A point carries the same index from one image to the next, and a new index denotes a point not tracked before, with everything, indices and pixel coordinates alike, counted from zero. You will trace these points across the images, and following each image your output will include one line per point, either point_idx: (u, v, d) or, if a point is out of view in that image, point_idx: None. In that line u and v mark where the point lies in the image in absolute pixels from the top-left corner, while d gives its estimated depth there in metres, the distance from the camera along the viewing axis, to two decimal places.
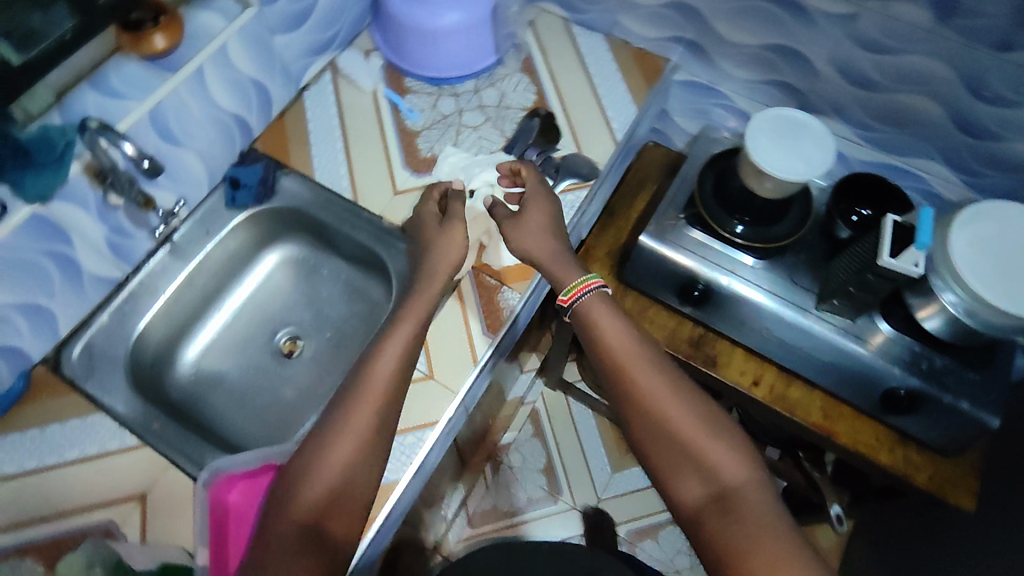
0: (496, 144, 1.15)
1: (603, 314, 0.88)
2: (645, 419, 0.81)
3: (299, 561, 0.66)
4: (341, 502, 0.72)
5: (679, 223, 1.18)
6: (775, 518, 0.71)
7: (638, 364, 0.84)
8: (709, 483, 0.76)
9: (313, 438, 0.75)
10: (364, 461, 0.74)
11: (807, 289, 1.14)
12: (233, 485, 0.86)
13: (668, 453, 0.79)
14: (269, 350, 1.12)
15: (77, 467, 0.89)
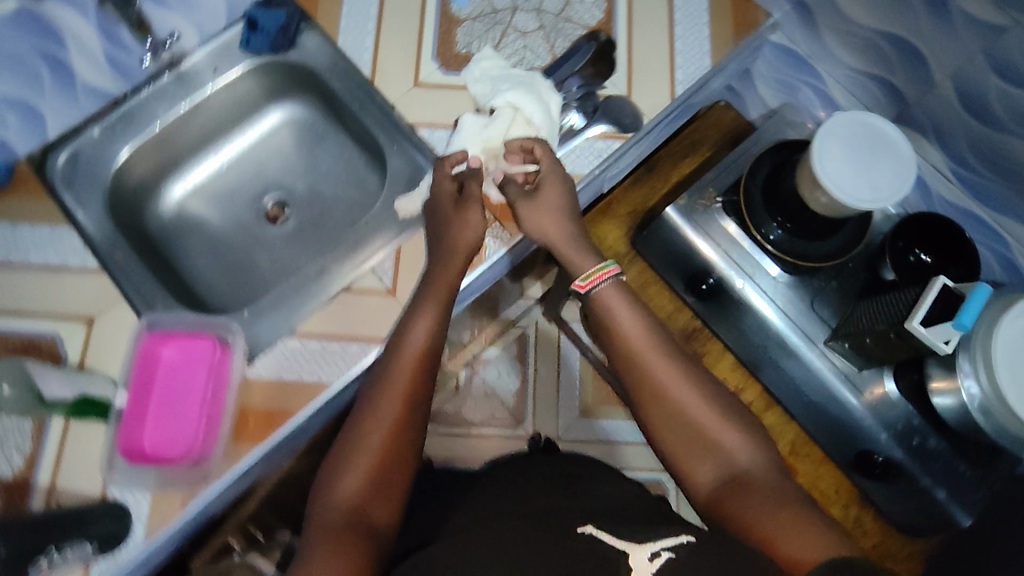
0: (541, 59, 1.04)
1: (618, 301, 0.83)
2: (662, 410, 0.79)
3: (349, 542, 0.65)
4: (380, 496, 0.71)
5: (713, 206, 1.09)
6: (786, 492, 0.72)
7: (653, 352, 0.80)
8: (723, 468, 0.75)
9: (344, 439, 0.74)
10: (397, 447, 0.74)
11: (822, 321, 1.06)
12: (167, 341, 0.90)
13: (682, 439, 0.78)
14: (254, 209, 1.11)
15: (35, 274, 0.91)
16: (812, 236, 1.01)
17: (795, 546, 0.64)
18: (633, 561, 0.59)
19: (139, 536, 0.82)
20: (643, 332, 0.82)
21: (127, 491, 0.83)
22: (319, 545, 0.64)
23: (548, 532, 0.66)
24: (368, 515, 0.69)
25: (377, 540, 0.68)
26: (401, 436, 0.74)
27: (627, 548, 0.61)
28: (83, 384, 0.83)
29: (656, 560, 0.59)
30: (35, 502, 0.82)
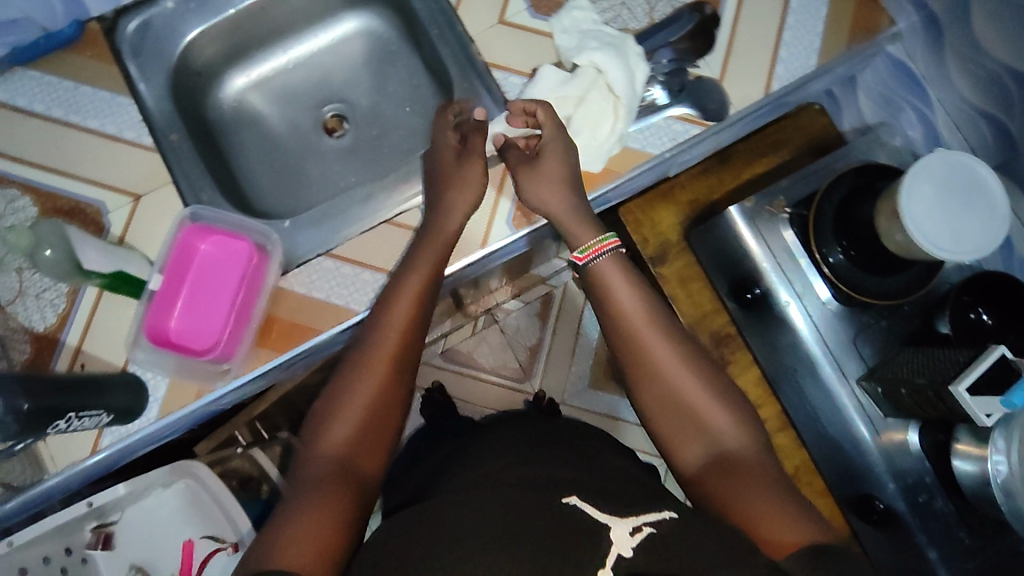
0: (637, 21, 0.97)
1: (617, 277, 0.80)
2: (655, 389, 0.76)
3: (335, 492, 0.65)
4: (368, 445, 0.71)
5: (779, 215, 1.05)
6: (772, 474, 0.71)
7: (650, 332, 0.77)
8: (712, 447, 0.73)
9: (329, 389, 0.74)
10: (385, 401, 0.73)
11: (860, 358, 1.02)
12: (206, 236, 0.90)
13: (672, 418, 0.76)
14: (313, 117, 1.10)
15: (91, 139, 0.92)
16: (877, 270, 0.97)
17: (776, 532, 0.64)
18: (613, 535, 0.57)
19: (152, 414, 0.86)
20: (642, 311, 0.78)
21: (147, 369, 0.86)
22: (305, 495, 0.65)
23: (528, 493, 0.65)
24: (355, 467, 0.69)
25: (362, 493, 0.68)
26: (389, 388, 0.74)
27: (609, 522, 0.59)
28: (120, 259, 0.84)
29: (637, 535, 0.58)
30: (58, 363, 0.86)
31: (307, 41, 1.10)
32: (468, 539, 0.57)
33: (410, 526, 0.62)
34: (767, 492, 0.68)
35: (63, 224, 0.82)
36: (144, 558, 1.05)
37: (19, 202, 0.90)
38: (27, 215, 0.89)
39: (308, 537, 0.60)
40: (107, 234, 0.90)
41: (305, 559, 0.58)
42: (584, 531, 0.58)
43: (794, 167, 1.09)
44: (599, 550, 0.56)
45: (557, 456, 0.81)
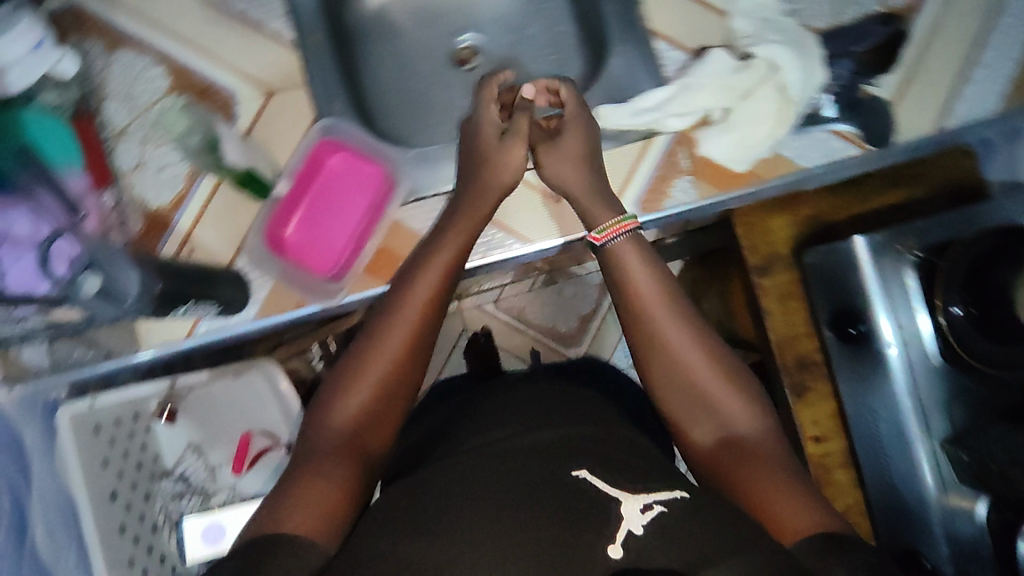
0: (822, 19, 0.91)
1: (634, 259, 0.78)
2: (666, 372, 0.76)
3: (336, 467, 0.68)
4: (374, 423, 0.73)
5: (906, 257, 1.00)
6: (785, 458, 0.72)
7: (662, 314, 0.76)
8: (721, 429, 0.74)
9: (342, 366, 0.75)
10: (400, 376, 0.74)
11: (948, 419, 0.99)
12: (336, 151, 0.91)
13: (681, 401, 0.76)
14: (450, 45, 1.05)
15: (233, 24, 0.89)
16: (994, 335, 0.90)
17: (787, 515, 0.65)
18: (623, 511, 0.61)
19: (251, 314, 0.88)
20: (655, 291, 0.78)
21: (254, 270, 0.88)
22: (313, 464, 0.68)
23: (535, 470, 0.67)
24: (364, 438, 0.72)
25: (368, 463, 0.71)
26: (406, 363, 0.74)
27: (620, 497, 0.62)
28: (255, 158, 0.88)
29: (648, 513, 0.60)
30: (165, 246, 0.86)
31: None
32: (475, 523, 0.60)
33: (411, 502, 0.64)
34: (775, 474, 0.69)
35: (212, 120, 0.88)
36: (201, 439, 1.10)
37: (150, 71, 0.89)
38: (158, 87, 0.88)
39: (314, 506, 0.63)
40: (234, 124, 0.89)
41: (312, 526, 0.62)
42: (593, 510, 0.61)
43: (927, 208, 1.06)
44: (609, 528, 0.59)
45: (573, 410, 0.81)
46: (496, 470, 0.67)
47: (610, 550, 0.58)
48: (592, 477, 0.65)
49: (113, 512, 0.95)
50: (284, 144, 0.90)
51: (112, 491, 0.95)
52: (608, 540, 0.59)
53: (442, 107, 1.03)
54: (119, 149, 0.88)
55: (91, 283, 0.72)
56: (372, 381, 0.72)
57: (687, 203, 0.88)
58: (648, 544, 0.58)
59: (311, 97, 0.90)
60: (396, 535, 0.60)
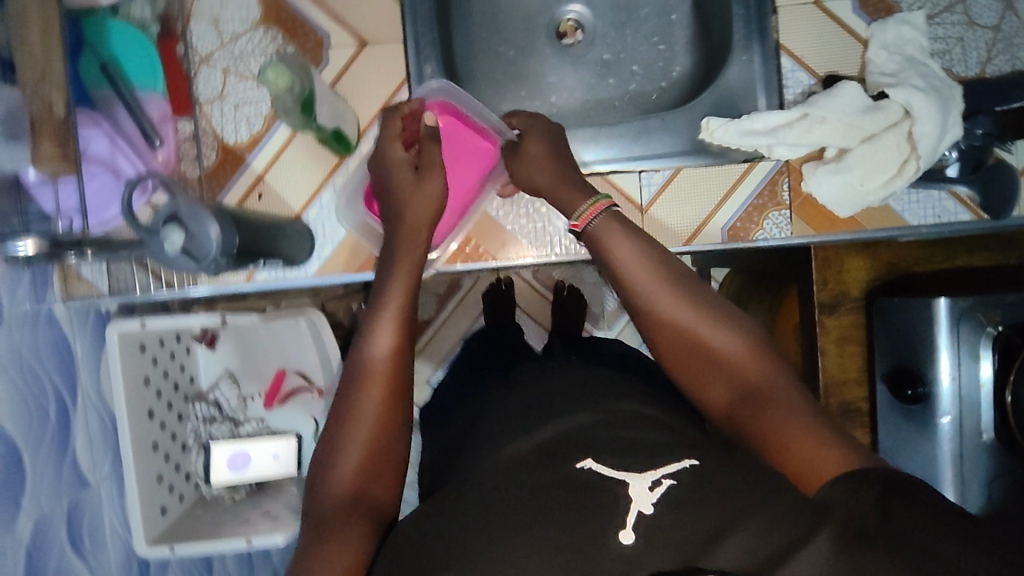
0: None
1: (615, 232, 0.74)
2: (665, 340, 0.69)
3: (348, 531, 0.60)
4: (377, 474, 0.66)
5: (987, 331, 0.90)
6: (806, 395, 0.64)
7: (652, 280, 0.71)
8: (733, 380, 0.66)
9: (330, 425, 0.68)
10: (396, 404, 0.68)
11: (985, 493, 0.94)
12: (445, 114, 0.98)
13: (689, 365, 0.68)
14: (553, 18, 1.02)
15: None
16: None
17: (813, 459, 0.57)
18: (632, 492, 0.55)
19: (312, 270, 0.94)
20: (641, 262, 0.72)
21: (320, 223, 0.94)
22: (324, 537, 0.60)
23: (536, 477, 0.61)
24: (369, 492, 0.65)
25: (378, 513, 0.64)
26: (392, 388, 0.69)
27: (628, 479, 0.57)
28: (340, 114, 0.90)
29: (658, 490, 0.55)
30: (233, 189, 0.93)
31: None
32: (485, 539, 0.54)
33: (434, 534, 0.57)
34: (795, 413, 0.61)
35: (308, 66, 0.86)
36: (236, 368, 1.12)
37: (244, 1, 0.94)
38: (249, 18, 0.94)
39: (329, 571, 0.56)
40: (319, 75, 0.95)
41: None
42: (602, 497, 0.56)
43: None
44: (618, 515, 0.54)
45: (576, 405, 0.76)
46: (496, 487, 0.60)
47: (623, 536, 0.52)
48: (601, 467, 0.59)
49: (149, 428, 0.95)
50: (370, 99, 0.95)
51: (150, 409, 0.96)
52: (619, 526, 0.53)
53: (534, 79, 1.03)
54: (201, 74, 0.93)
55: (175, 237, 0.65)
56: (363, 437, 0.66)
57: (777, 235, 1.02)
58: (664, 522, 0.52)
59: (406, 57, 0.95)
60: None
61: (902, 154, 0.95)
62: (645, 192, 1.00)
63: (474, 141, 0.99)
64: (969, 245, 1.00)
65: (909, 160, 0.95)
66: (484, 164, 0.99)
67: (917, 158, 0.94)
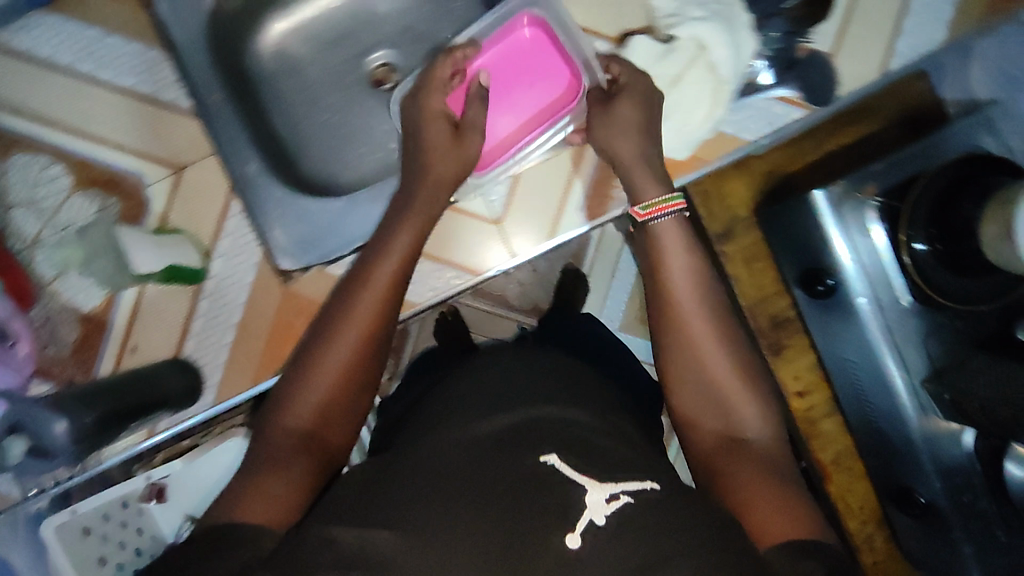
0: None
1: (673, 239, 0.76)
2: (682, 355, 0.71)
3: (284, 473, 0.60)
4: (336, 421, 0.66)
5: (869, 201, 0.96)
6: (785, 474, 0.67)
7: (691, 307, 0.72)
8: (728, 430, 0.69)
9: (295, 373, 0.68)
10: (361, 369, 0.66)
11: (926, 356, 0.98)
12: (535, 27, 0.94)
13: (695, 395, 0.70)
14: (362, 67, 0.97)
15: (124, 101, 0.83)
16: (958, 270, 0.91)
17: (772, 524, 0.60)
18: (588, 498, 0.53)
19: (208, 400, 0.85)
20: (690, 280, 0.74)
21: (201, 356, 0.84)
22: (269, 457, 0.62)
23: (502, 457, 0.58)
24: (324, 432, 0.65)
25: (329, 454, 0.64)
26: (358, 369, 0.66)
27: (585, 483, 0.54)
28: (167, 250, 0.79)
29: (614, 503, 0.53)
30: (105, 359, 0.84)
31: None
32: (437, 504, 0.53)
33: (371, 493, 0.57)
34: (769, 486, 0.64)
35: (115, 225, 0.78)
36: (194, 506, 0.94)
37: (49, 169, 0.83)
38: (61, 185, 0.83)
39: (262, 496, 0.58)
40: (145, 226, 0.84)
41: (262, 514, 0.57)
42: (550, 495, 0.54)
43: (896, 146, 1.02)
44: (569, 516, 0.52)
45: (560, 381, 0.73)
46: (460, 460, 0.58)
47: (570, 540, 0.51)
48: (563, 464, 0.56)
49: None
50: (205, 217, 0.84)
51: (100, 558, 0.89)
52: (564, 530, 0.51)
53: (367, 132, 0.97)
54: (37, 258, 0.82)
55: (17, 446, 0.70)
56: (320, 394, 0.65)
57: (634, 196, 1.05)
58: (615, 536, 0.51)
59: (223, 166, 0.84)
60: (354, 522, 0.53)
61: (710, 83, 0.98)
62: (493, 207, 1.04)
63: (559, 68, 0.95)
64: (848, 125, 1.05)
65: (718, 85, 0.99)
66: (561, 99, 0.95)
67: (722, 81, 0.98)
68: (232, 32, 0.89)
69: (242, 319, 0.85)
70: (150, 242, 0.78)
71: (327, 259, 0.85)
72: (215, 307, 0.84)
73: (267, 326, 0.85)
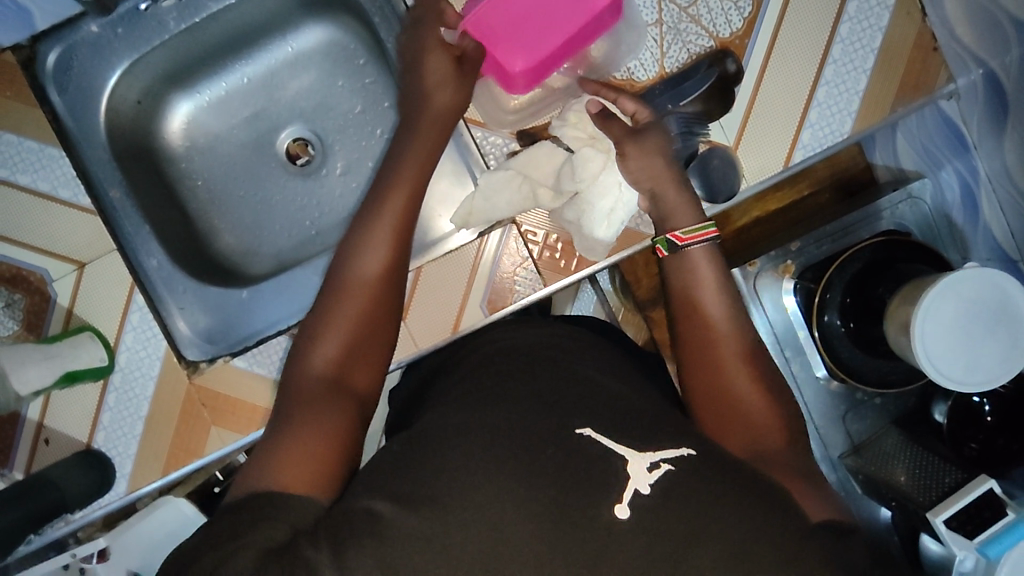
0: (645, 71, 0.83)
1: (705, 269, 0.72)
2: (706, 364, 0.69)
3: (326, 414, 0.59)
4: (360, 358, 0.65)
5: (787, 278, 0.97)
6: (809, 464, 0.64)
7: (723, 323, 0.70)
8: (757, 432, 0.65)
9: (301, 334, 0.67)
10: (378, 322, 0.66)
11: (846, 433, 0.99)
12: None
13: (723, 403, 0.67)
14: (277, 144, 0.98)
15: (26, 198, 0.84)
16: (869, 351, 0.92)
17: (816, 504, 0.59)
18: (629, 469, 0.52)
19: (122, 489, 0.86)
20: (721, 304, 0.71)
21: (113, 446, 0.85)
22: (299, 410, 0.60)
23: (544, 412, 0.58)
24: (350, 380, 0.64)
25: (360, 402, 0.63)
26: (379, 293, 0.67)
27: (625, 455, 0.53)
28: (60, 359, 0.79)
29: (655, 472, 0.53)
30: (19, 453, 0.85)
31: (265, 56, 0.95)
32: (485, 464, 0.52)
33: (410, 459, 0.54)
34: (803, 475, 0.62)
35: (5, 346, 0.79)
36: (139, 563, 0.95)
37: None
38: None
39: (299, 457, 0.55)
40: (49, 328, 0.85)
41: (308, 479, 0.54)
42: (598, 467, 0.52)
43: (828, 220, 0.99)
44: (616, 484, 0.51)
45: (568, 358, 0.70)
46: (502, 415, 0.57)
47: (618, 511, 0.50)
48: (601, 436, 0.55)
49: None
50: (110, 312, 0.85)
51: None
52: (614, 500, 0.50)
53: (283, 210, 0.97)
54: None
55: None
56: (328, 352, 0.64)
57: (533, 291, 0.89)
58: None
59: (127, 260, 0.85)
60: (394, 496, 0.51)
61: (615, 197, 0.83)
62: None
63: None
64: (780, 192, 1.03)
65: (621, 205, 0.83)
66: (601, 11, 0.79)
67: (625, 204, 0.82)
68: (136, 120, 0.89)
69: (151, 411, 0.86)
70: (43, 357, 0.79)
71: (234, 349, 0.86)
72: (123, 399, 0.85)
73: (174, 416, 0.86)
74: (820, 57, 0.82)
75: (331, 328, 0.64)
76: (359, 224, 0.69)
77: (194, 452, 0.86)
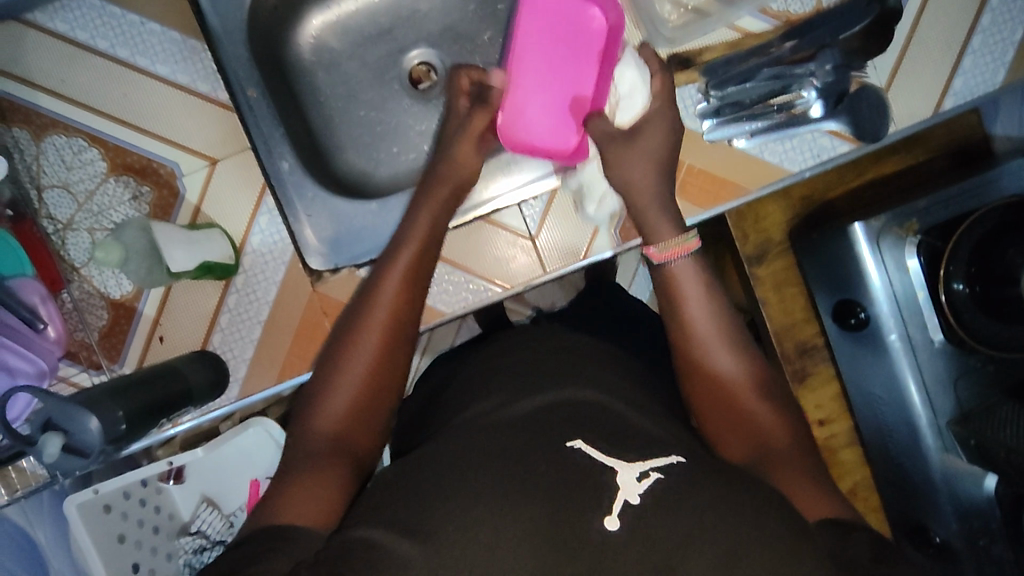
0: (801, 5, 0.82)
1: (692, 287, 0.64)
2: (711, 386, 0.62)
3: (324, 474, 0.55)
4: (371, 409, 0.60)
5: (909, 237, 0.94)
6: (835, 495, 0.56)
7: (716, 340, 0.63)
8: (758, 442, 0.60)
9: (306, 386, 0.61)
10: (388, 368, 0.61)
11: (954, 399, 0.95)
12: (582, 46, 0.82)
13: (724, 418, 0.62)
14: (400, 65, 0.94)
15: (163, 89, 0.82)
16: (994, 313, 0.87)
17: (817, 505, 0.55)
18: (619, 481, 0.50)
19: (233, 394, 0.85)
20: (707, 322, 0.63)
21: (228, 348, 0.84)
22: (301, 471, 0.55)
23: (534, 441, 0.54)
24: (356, 436, 0.59)
25: (359, 464, 0.58)
26: (398, 328, 0.62)
27: (616, 466, 0.51)
28: (201, 248, 0.79)
29: (645, 482, 0.50)
30: (132, 349, 0.83)
31: None
32: (474, 491, 0.50)
33: (438, 476, 0.52)
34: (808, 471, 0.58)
35: (147, 222, 0.79)
36: (214, 490, 0.99)
37: (86, 154, 0.82)
38: (96, 170, 0.82)
39: (321, 488, 0.54)
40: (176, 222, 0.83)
41: (314, 514, 0.52)
42: (601, 492, 0.49)
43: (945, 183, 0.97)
44: (604, 500, 0.48)
45: (582, 376, 0.65)
46: (513, 450, 0.53)
47: (608, 523, 0.47)
48: (593, 449, 0.53)
49: (125, 555, 0.90)
50: (236, 213, 0.83)
51: (122, 534, 0.90)
52: (603, 512, 0.48)
53: (400, 132, 0.94)
54: (69, 242, 0.82)
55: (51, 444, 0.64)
56: (341, 404, 0.59)
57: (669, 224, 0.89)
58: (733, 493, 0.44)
59: (261, 162, 0.84)
60: (389, 521, 0.49)
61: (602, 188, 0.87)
62: (530, 222, 0.91)
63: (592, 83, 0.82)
64: (892, 157, 1.03)
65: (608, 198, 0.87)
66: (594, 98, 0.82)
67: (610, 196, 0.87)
68: (272, 26, 0.86)
69: (270, 317, 0.84)
70: (186, 240, 0.78)
71: (356, 263, 0.85)
72: (243, 302, 0.84)
73: (293, 325, 0.84)
74: (977, 5, 0.83)
75: (339, 378, 0.60)
76: (374, 267, 0.66)
77: (308, 362, 0.85)
